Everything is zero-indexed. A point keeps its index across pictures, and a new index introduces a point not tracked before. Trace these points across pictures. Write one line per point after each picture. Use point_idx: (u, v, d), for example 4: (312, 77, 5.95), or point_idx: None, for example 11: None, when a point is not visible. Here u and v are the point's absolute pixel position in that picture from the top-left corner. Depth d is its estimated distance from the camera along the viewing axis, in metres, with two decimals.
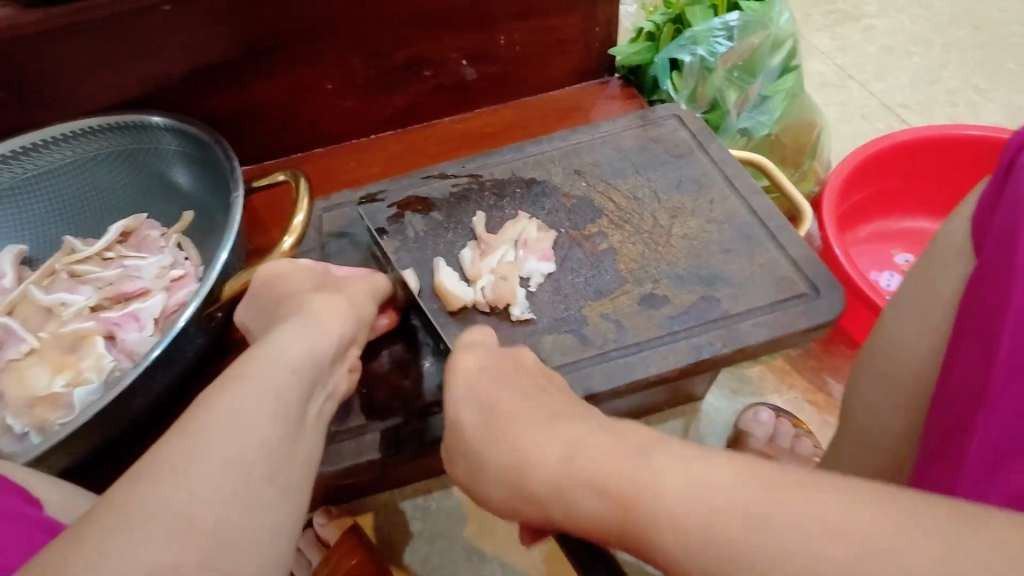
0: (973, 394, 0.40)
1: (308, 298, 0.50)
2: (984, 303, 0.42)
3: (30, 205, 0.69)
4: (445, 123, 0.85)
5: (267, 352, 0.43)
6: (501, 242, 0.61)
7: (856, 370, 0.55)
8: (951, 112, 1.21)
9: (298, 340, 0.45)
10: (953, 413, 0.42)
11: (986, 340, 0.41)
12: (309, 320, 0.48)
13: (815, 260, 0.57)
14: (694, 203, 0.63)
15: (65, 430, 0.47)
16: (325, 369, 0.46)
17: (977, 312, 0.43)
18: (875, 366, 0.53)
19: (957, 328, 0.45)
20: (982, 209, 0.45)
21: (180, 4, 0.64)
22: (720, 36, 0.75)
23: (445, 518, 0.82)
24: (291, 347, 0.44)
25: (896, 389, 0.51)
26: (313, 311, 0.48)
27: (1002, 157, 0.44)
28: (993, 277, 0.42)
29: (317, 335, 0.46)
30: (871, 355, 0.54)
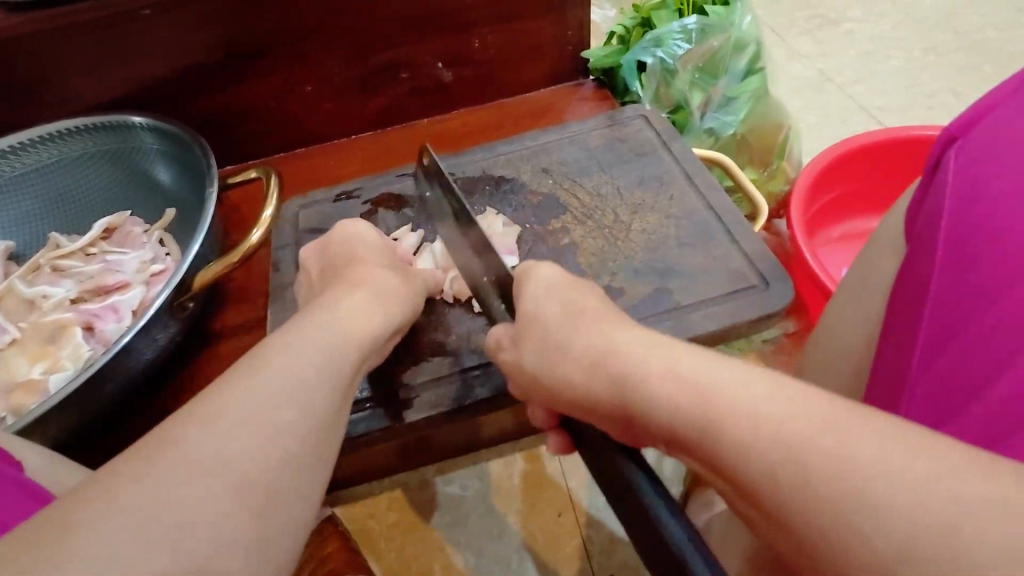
0: (894, 380, 0.43)
1: (367, 270, 0.52)
2: (909, 292, 0.44)
3: (18, 202, 0.72)
4: (422, 123, 0.87)
5: (334, 312, 0.44)
6: None
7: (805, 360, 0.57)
8: (928, 114, 1.23)
9: (365, 307, 0.47)
10: (876, 396, 0.45)
11: (908, 329, 0.43)
12: (376, 291, 0.49)
13: (767, 255, 0.59)
14: (656, 200, 0.65)
15: (37, 410, 0.49)
16: (382, 341, 0.47)
17: (900, 302, 0.45)
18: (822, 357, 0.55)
19: (885, 316, 0.48)
20: (913, 204, 0.48)
21: (161, 8, 0.67)
22: (678, 39, 0.77)
23: (422, 509, 0.84)
24: (364, 313, 0.46)
25: (839, 377, 0.53)
26: (381, 281, 0.50)
27: (930, 153, 0.46)
28: (917, 267, 0.44)
29: (386, 308, 0.48)
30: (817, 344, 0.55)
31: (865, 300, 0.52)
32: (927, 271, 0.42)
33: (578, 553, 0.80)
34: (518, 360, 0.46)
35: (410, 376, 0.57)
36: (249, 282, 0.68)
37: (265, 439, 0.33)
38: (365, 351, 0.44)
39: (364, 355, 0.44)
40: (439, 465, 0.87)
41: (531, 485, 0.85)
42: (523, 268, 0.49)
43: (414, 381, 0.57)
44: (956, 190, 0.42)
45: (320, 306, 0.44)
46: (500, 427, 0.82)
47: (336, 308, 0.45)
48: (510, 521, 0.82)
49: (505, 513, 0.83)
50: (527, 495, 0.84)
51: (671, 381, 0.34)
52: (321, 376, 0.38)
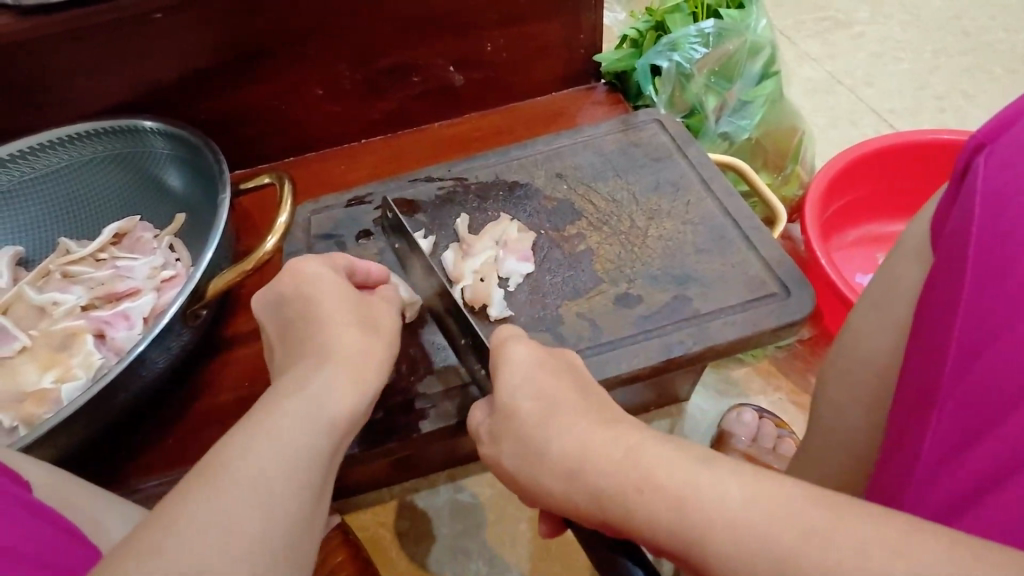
0: (924, 387, 0.42)
1: (341, 336, 0.47)
2: (936, 299, 0.43)
3: (27, 207, 0.71)
4: (433, 127, 0.87)
5: (303, 401, 0.41)
6: (483, 244, 0.62)
7: (826, 369, 0.56)
8: (939, 117, 1.22)
9: (340, 388, 0.44)
10: (904, 404, 0.44)
11: (936, 336, 0.42)
12: (337, 364, 0.45)
13: (787, 261, 0.58)
14: (672, 205, 0.64)
15: (50, 422, 0.48)
16: (360, 421, 0.45)
17: (930, 308, 0.44)
18: (844, 366, 0.54)
19: (915, 322, 0.46)
20: (940, 211, 0.47)
21: (171, 12, 0.66)
22: (694, 42, 0.77)
23: (433, 517, 0.83)
24: (334, 396, 0.43)
25: (862, 386, 0.52)
26: (349, 353, 0.46)
27: (959, 158, 0.45)
28: (946, 274, 0.43)
29: (360, 389, 0.45)
30: (839, 353, 0.55)
31: (889, 307, 0.51)
32: (956, 277, 0.42)
33: (592, 562, 0.79)
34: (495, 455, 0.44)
35: (425, 386, 0.56)
36: (260, 288, 0.67)
37: (261, 529, 0.35)
38: (337, 440, 0.42)
39: (340, 438, 0.42)
40: (450, 472, 0.86)
41: None
42: (497, 342, 0.47)
43: (430, 391, 0.56)
44: (988, 194, 0.41)
45: (293, 393, 0.42)
46: None
47: (303, 397, 0.42)
48: (522, 529, 0.81)
49: (517, 521, 0.82)
50: None
51: (652, 486, 0.35)
52: (290, 491, 0.37)
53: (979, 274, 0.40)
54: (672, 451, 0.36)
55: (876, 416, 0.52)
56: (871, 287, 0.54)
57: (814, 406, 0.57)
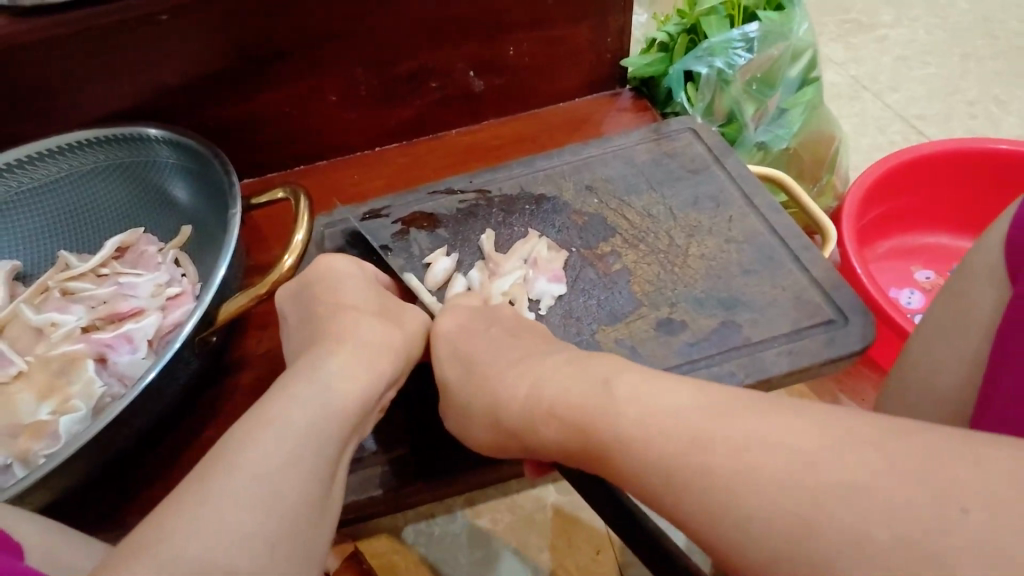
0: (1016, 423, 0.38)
1: (355, 323, 0.48)
2: None
3: (25, 219, 0.67)
4: (450, 135, 0.83)
5: (315, 383, 0.42)
6: (512, 264, 0.58)
7: (885, 401, 0.52)
8: (970, 123, 1.18)
9: (352, 374, 0.43)
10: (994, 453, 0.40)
11: None
12: (353, 350, 0.45)
13: (842, 284, 0.54)
14: (713, 221, 0.60)
15: (48, 464, 0.44)
16: (371, 409, 0.44)
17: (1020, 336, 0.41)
18: (907, 400, 0.50)
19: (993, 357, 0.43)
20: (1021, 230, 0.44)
21: (180, 14, 0.62)
22: (738, 47, 0.73)
23: (449, 545, 0.79)
24: (355, 373, 0.44)
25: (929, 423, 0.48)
26: (372, 336, 0.47)
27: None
28: None
29: (372, 371, 0.45)
30: (901, 384, 0.50)
31: (959, 337, 0.47)
32: None
33: None
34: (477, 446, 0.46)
35: None
36: (271, 308, 0.63)
37: (275, 532, 0.33)
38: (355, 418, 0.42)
39: (350, 428, 0.42)
40: (467, 497, 0.82)
41: (565, 519, 0.80)
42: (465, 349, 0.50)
43: None
44: None
45: (303, 374, 0.42)
46: None
47: (318, 380, 0.42)
48: (543, 560, 0.77)
49: (538, 550, 0.78)
50: (562, 531, 0.79)
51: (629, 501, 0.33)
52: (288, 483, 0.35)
53: None
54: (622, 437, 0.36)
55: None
56: (936, 313, 0.49)
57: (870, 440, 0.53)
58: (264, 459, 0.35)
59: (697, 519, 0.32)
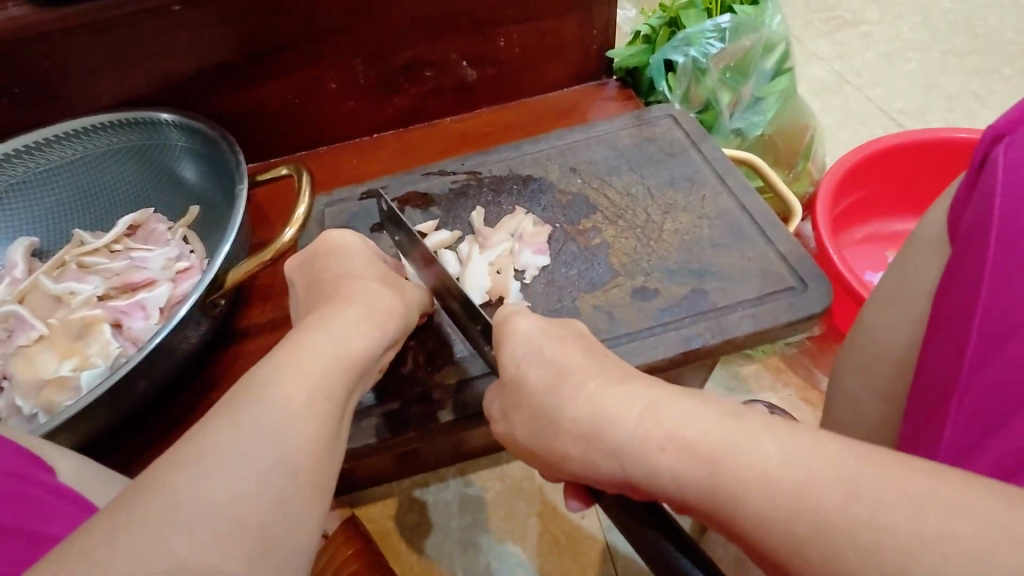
0: (943, 375, 0.42)
1: (365, 286, 0.50)
2: (956, 289, 0.44)
3: (43, 198, 0.72)
4: (444, 123, 0.87)
5: (328, 335, 0.43)
6: (499, 237, 0.62)
7: (840, 363, 0.56)
8: (949, 117, 1.22)
9: (359, 330, 0.45)
10: (925, 401, 0.44)
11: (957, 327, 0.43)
12: (360, 310, 0.47)
13: (803, 255, 0.59)
14: (687, 200, 0.65)
15: (71, 409, 0.49)
16: (373, 362, 0.46)
17: (948, 299, 0.44)
18: (859, 360, 0.54)
19: (932, 319, 0.46)
20: (958, 200, 0.47)
21: (190, 5, 0.66)
22: (711, 38, 0.77)
23: (442, 511, 0.83)
24: (360, 326, 0.46)
25: (878, 381, 0.53)
26: (374, 296, 0.49)
27: (975, 151, 0.46)
28: (964, 264, 0.44)
29: (376, 329, 0.47)
30: (855, 347, 0.55)
31: (904, 301, 0.51)
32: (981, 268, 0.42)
33: (601, 557, 0.79)
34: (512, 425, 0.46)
35: (443, 377, 0.56)
36: (275, 279, 0.68)
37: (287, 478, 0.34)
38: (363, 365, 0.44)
39: (357, 376, 0.43)
40: (459, 466, 0.86)
41: (552, 487, 0.84)
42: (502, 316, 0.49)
43: (447, 382, 0.56)
44: (1008, 187, 0.42)
45: (314, 328, 0.43)
46: None
47: (330, 332, 0.43)
48: (531, 524, 0.81)
49: (526, 515, 0.82)
50: (548, 498, 0.83)
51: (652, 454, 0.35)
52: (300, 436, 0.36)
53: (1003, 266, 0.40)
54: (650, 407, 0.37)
55: (891, 411, 0.52)
56: (886, 281, 0.54)
57: (828, 400, 0.58)
58: (278, 407, 0.36)
59: (685, 466, 0.34)
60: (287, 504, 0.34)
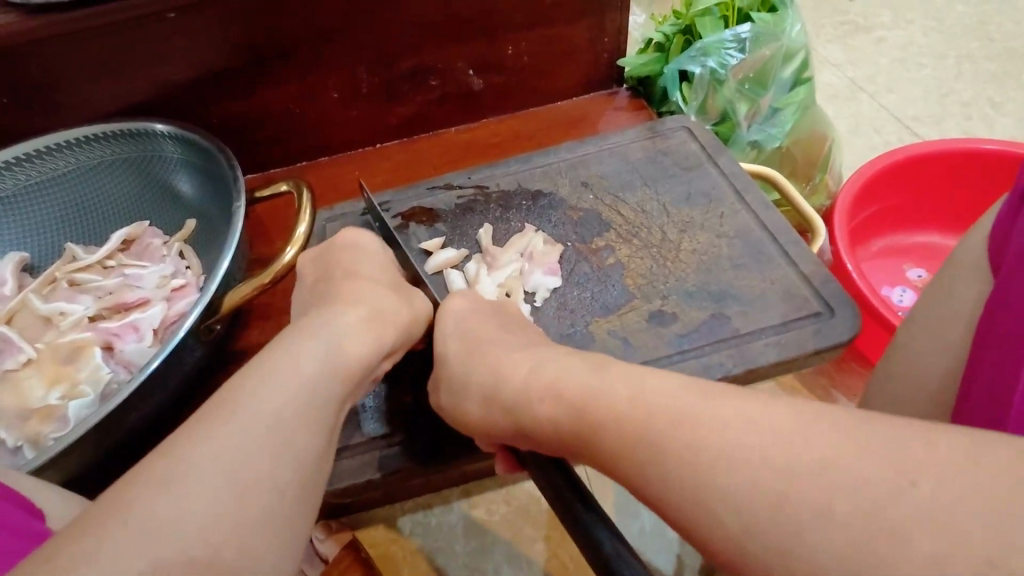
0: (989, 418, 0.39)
1: (356, 287, 0.50)
2: (1002, 323, 0.41)
3: (34, 211, 0.69)
4: (450, 132, 0.84)
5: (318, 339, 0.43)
6: (507, 257, 0.60)
7: (868, 390, 0.53)
8: (965, 125, 1.19)
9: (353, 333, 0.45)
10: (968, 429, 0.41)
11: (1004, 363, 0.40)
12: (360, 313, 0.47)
13: (828, 278, 0.56)
14: (705, 218, 0.62)
15: (58, 445, 0.46)
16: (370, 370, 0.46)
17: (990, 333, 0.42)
18: (889, 386, 0.51)
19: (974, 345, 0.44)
20: (1000, 226, 0.45)
21: (186, 11, 0.64)
22: (730, 48, 0.74)
23: (447, 534, 0.80)
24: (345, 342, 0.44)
25: (911, 411, 0.50)
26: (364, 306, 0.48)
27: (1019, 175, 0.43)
28: (1009, 296, 0.41)
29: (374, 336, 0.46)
30: (885, 375, 0.52)
31: (941, 328, 0.49)
32: None
33: None
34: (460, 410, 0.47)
35: None
36: (274, 298, 0.65)
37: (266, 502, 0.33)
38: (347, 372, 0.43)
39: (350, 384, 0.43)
40: (464, 488, 0.83)
41: None
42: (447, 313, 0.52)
43: None
44: None
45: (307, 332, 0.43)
46: None
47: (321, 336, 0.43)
48: (539, 550, 0.78)
49: (533, 540, 0.79)
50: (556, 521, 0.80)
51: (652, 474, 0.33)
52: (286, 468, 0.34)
53: None
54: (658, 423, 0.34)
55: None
56: (921, 306, 0.51)
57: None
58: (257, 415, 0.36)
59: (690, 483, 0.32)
60: (270, 521, 0.33)
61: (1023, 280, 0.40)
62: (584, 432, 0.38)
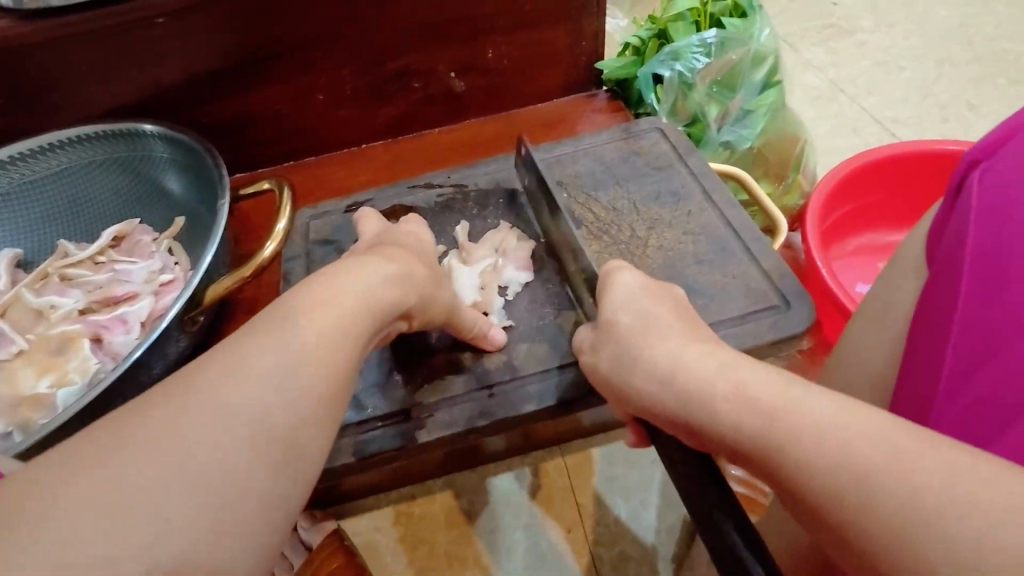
0: (918, 407, 0.43)
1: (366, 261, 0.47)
2: (930, 316, 0.44)
3: (28, 209, 0.71)
4: (433, 133, 0.87)
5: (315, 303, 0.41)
6: (482, 253, 0.62)
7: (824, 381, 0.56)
8: (943, 127, 1.22)
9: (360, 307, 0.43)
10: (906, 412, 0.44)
11: (928, 354, 0.43)
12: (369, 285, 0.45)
13: (787, 273, 0.58)
14: (673, 215, 0.64)
15: (46, 428, 0.48)
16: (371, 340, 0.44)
17: (922, 325, 0.45)
18: (842, 376, 0.54)
19: (913, 336, 0.46)
20: (937, 223, 0.46)
21: (175, 17, 0.66)
22: (697, 51, 0.76)
23: (429, 523, 0.83)
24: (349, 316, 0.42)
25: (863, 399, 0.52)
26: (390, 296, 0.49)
27: (953, 175, 0.45)
28: (939, 291, 0.44)
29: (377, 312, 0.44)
30: (840, 365, 0.54)
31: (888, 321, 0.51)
32: (953, 296, 0.42)
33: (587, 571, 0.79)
34: (592, 366, 0.47)
35: (422, 395, 0.55)
36: (259, 293, 0.68)
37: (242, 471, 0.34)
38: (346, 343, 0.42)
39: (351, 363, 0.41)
40: (447, 478, 0.86)
41: (539, 499, 0.83)
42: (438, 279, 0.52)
43: (427, 400, 0.55)
44: (982, 213, 0.41)
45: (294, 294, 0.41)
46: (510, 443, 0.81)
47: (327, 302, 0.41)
48: (518, 538, 0.81)
49: (513, 528, 0.82)
50: (536, 510, 0.83)
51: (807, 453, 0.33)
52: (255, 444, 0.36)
53: (972, 295, 0.40)
54: (810, 399, 0.35)
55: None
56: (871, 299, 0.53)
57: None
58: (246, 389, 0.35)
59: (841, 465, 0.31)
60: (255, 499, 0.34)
61: (949, 276, 0.43)
62: (756, 414, 0.36)
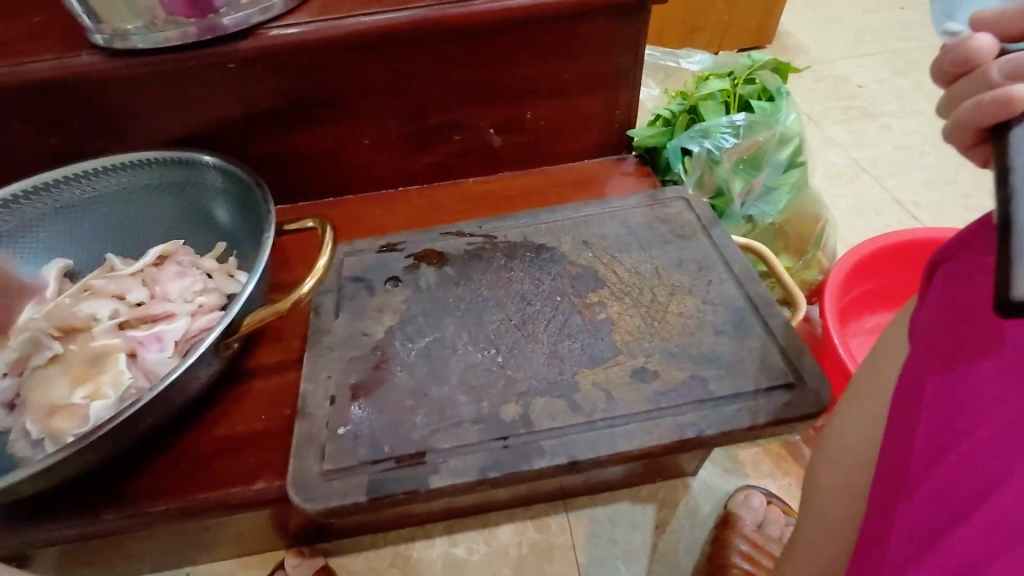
0: (897, 479, 0.42)
1: None
2: (916, 390, 0.44)
3: (82, 222, 0.76)
4: (467, 182, 0.91)
5: None
6: (512, 405, 0.57)
7: (814, 457, 0.56)
8: (964, 214, 1.24)
9: None
10: (885, 483, 0.43)
11: (907, 426, 0.44)
12: None
13: (805, 351, 0.59)
14: (693, 283, 0.66)
15: (74, 443, 0.51)
16: None
17: (901, 403, 0.45)
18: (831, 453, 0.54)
19: (896, 406, 0.46)
20: (926, 309, 0.47)
21: (244, 63, 0.72)
22: (726, 131, 0.83)
23: (425, 568, 0.81)
24: None
25: (847, 475, 0.52)
26: None
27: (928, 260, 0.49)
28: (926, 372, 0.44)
29: None
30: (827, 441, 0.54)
31: (878, 394, 0.51)
32: (950, 372, 0.42)
33: None
34: None
35: (439, 440, 0.56)
36: (289, 323, 0.71)
37: None
38: None
39: None
40: (448, 524, 0.85)
41: (538, 555, 0.82)
42: None
43: (442, 446, 0.55)
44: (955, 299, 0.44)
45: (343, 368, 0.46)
46: (511, 495, 0.80)
47: None
48: None
49: None
50: (534, 567, 0.81)
51: None
52: None
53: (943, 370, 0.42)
54: None
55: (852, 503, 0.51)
56: (863, 371, 0.54)
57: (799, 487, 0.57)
58: None
59: None
60: None
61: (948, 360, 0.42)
62: None
